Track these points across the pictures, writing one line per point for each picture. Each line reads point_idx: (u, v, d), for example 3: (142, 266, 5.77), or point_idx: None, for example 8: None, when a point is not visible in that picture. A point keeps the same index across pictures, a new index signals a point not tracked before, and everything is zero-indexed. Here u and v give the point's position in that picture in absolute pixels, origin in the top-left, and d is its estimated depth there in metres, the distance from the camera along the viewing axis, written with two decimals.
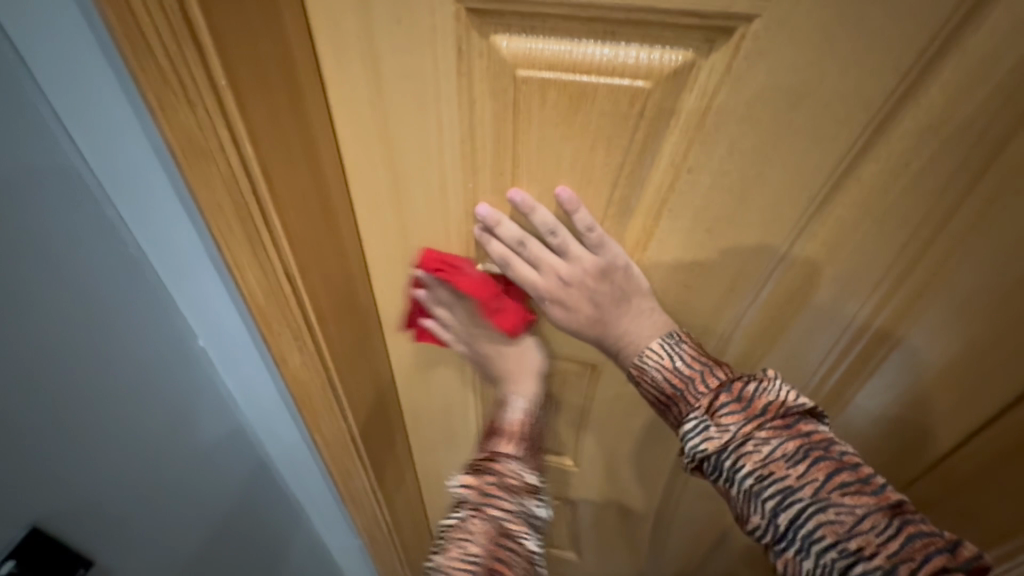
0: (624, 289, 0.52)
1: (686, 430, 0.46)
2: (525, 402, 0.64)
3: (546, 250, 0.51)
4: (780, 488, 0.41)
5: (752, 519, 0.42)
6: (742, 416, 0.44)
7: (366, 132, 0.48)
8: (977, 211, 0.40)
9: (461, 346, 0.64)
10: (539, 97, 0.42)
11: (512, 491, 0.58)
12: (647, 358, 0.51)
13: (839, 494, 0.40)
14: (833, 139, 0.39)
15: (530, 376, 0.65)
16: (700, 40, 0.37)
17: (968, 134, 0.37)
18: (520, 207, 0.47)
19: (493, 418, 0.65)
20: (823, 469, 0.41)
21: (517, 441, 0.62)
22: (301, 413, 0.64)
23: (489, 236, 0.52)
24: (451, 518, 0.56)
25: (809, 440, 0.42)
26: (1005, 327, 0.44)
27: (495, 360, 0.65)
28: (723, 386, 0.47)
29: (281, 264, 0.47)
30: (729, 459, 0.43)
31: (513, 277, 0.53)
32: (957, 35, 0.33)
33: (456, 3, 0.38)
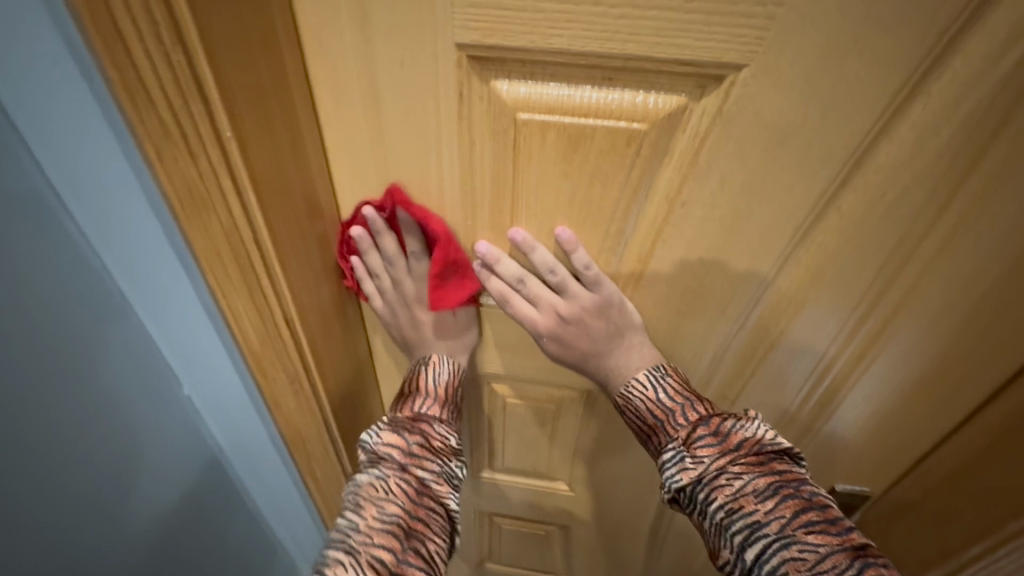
0: (617, 325, 0.54)
1: (665, 460, 0.48)
2: (448, 362, 0.60)
3: (545, 287, 0.53)
4: (748, 522, 0.43)
5: (722, 554, 0.44)
6: (717, 449, 0.46)
7: (363, 173, 0.48)
8: (941, 236, 0.43)
9: (384, 301, 0.57)
10: (539, 138, 0.43)
11: (437, 452, 0.54)
12: (633, 389, 0.53)
13: (803, 532, 0.42)
14: (815, 174, 0.42)
15: (457, 343, 0.61)
16: (692, 85, 0.39)
17: (933, 168, 0.40)
18: (521, 245, 0.49)
19: (408, 377, 0.60)
20: (789, 507, 0.43)
21: (442, 404, 0.58)
22: (294, 456, 0.62)
23: (489, 273, 0.53)
24: (366, 477, 0.50)
25: (780, 478, 0.44)
26: (970, 337, 0.48)
27: (422, 330, 0.59)
28: (701, 420, 0.49)
29: (280, 310, 0.47)
30: (703, 491, 0.45)
31: (512, 314, 0.54)
32: (923, 82, 0.36)
33: (458, 50, 0.39)
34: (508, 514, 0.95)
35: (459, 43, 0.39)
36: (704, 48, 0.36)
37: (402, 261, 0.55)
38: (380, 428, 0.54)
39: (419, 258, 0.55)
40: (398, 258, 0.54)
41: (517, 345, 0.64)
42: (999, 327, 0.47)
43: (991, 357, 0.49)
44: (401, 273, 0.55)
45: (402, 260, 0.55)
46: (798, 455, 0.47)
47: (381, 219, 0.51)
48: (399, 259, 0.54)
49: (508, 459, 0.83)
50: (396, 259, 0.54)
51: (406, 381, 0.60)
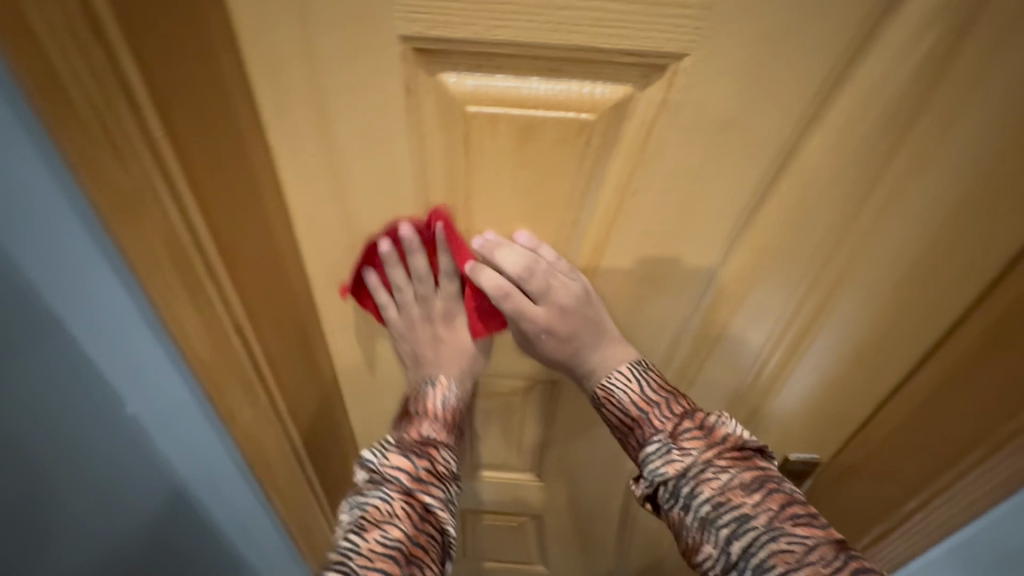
0: (600, 320, 0.55)
1: (648, 453, 0.50)
2: (456, 384, 0.62)
3: (546, 281, 0.51)
4: (736, 515, 0.45)
5: (704, 549, 0.46)
6: (703, 443, 0.49)
7: (311, 172, 0.47)
8: (871, 214, 0.46)
9: (400, 314, 0.58)
10: (490, 131, 0.43)
11: (442, 478, 0.55)
12: (615, 381, 0.54)
13: (790, 524, 0.44)
14: (755, 159, 0.44)
15: (468, 363, 0.62)
16: (637, 75, 0.40)
17: (861, 150, 0.43)
18: (487, 250, 0.49)
19: (411, 395, 0.62)
20: (775, 500, 0.46)
21: (448, 430, 0.60)
22: (254, 471, 0.60)
23: (483, 268, 0.51)
24: (372, 498, 0.51)
25: (763, 474, 0.47)
26: (900, 307, 0.52)
27: (433, 347, 0.61)
28: (686, 413, 0.51)
29: (229, 317, 0.45)
30: (688, 485, 0.47)
31: (507, 308, 0.53)
32: (848, 69, 0.39)
33: (402, 43, 0.39)
34: (479, 509, 0.95)
35: (403, 35, 0.38)
36: (645, 38, 0.37)
37: (431, 293, 0.58)
38: (387, 450, 0.55)
39: (449, 280, 0.56)
40: (424, 279, 0.56)
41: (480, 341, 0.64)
42: (926, 295, 0.51)
43: (920, 324, 0.53)
44: (425, 288, 0.57)
45: (427, 281, 0.56)
46: (772, 452, 0.51)
47: (416, 240, 0.51)
48: (428, 275, 0.55)
49: (478, 454, 0.82)
50: (423, 278, 0.55)
51: (409, 399, 0.61)
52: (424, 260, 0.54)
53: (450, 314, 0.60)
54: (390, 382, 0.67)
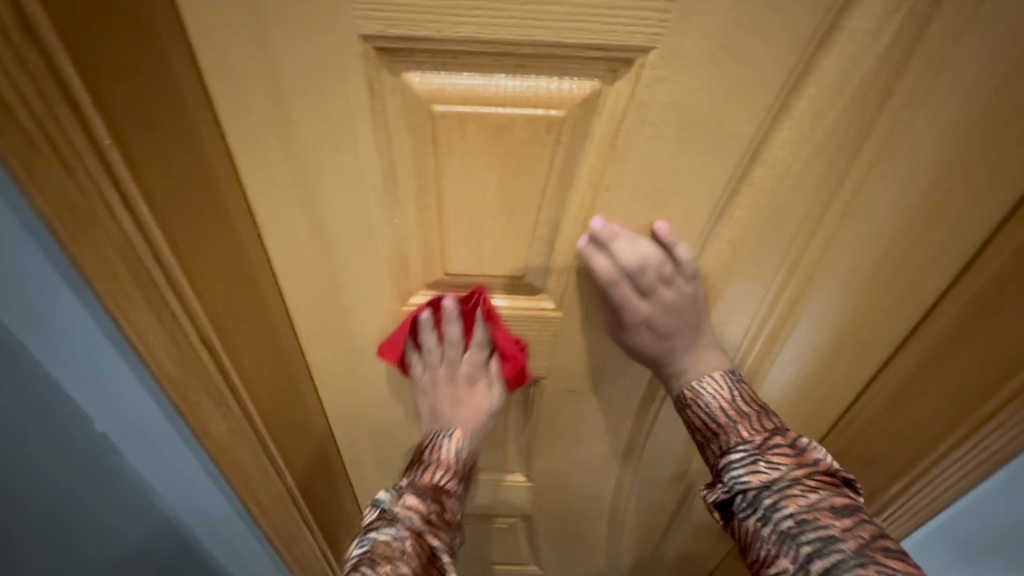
0: (699, 322, 0.55)
1: (732, 460, 0.52)
2: (469, 440, 0.62)
3: (656, 278, 0.51)
4: (821, 535, 0.46)
5: (779, 562, 0.47)
6: (792, 461, 0.51)
7: (277, 178, 0.45)
8: (843, 204, 0.46)
9: (428, 372, 0.62)
10: (458, 130, 0.42)
11: (447, 527, 0.57)
12: (706, 385, 0.56)
13: (883, 555, 0.44)
14: (727, 152, 0.43)
15: (482, 422, 0.63)
16: (604, 69, 0.39)
17: (831, 140, 0.42)
18: (602, 236, 0.48)
19: (424, 442, 0.62)
20: (866, 530, 0.46)
21: (459, 479, 0.61)
22: (233, 486, 0.58)
23: (599, 252, 0.49)
24: (384, 533, 0.52)
25: (853, 503, 0.49)
26: (875, 294, 0.52)
27: (451, 406, 0.62)
28: (778, 431, 0.54)
29: (194, 329, 0.44)
30: (770, 497, 0.49)
31: (615, 294, 0.51)
32: (814, 59, 0.38)
33: (363, 42, 0.38)
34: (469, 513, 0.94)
35: (363, 34, 0.37)
36: (610, 32, 0.37)
37: (459, 356, 0.62)
38: (400, 490, 0.57)
39: (478, 346, 0.61)
40: (455, 343, 0.60)
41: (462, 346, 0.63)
42: (900, 282, 0.51)
43: (896, 311, 0.53)
44: (452, 353, 0.61)
45: (457, 346, 0.60)
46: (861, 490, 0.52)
47: (456, 311, 0.56)
48: (457, 341, 0.60)
49: None
50: (454, 341, 0.60)
51: (420, 448, 0.62)
52: (457, 329, 0.58)
53: (476, 377, 0.63)
54: (369, 391, 0.65)
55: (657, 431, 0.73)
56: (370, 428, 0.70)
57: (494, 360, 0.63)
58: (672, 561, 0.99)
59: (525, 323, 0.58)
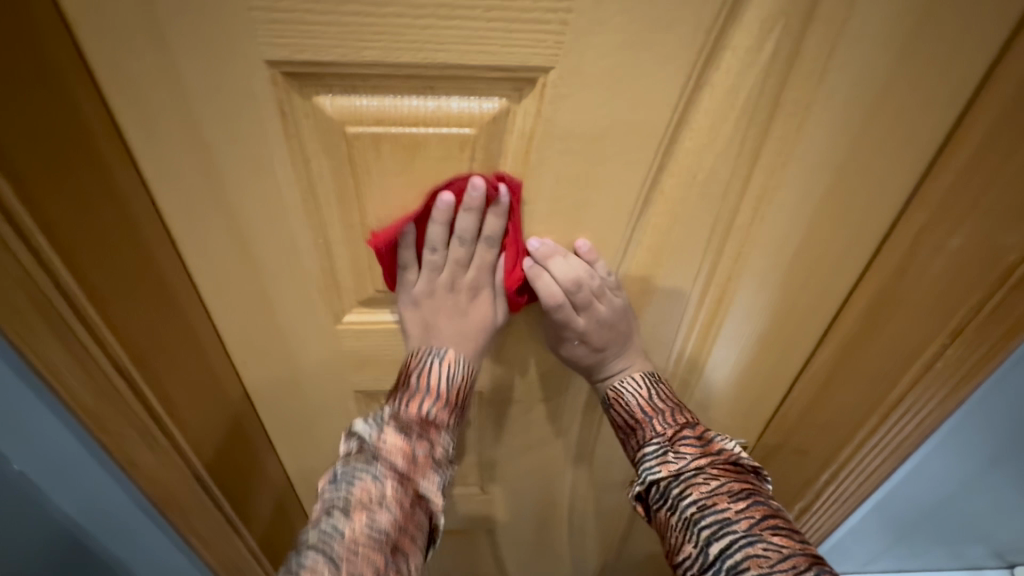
0: (628, 331, 0.56)
1: (645, 453, 0.54)
2: (465, 361, 0.54)
3: (593, 294, 0.52)
4: (718, 519, 0.48)
5: (684, 549, 0.49)
6: (699, 450, 0.53)
7: (194, 203, 0.45)
8: (749, 208, 0.49)
9: (426, 277, 0.51)
10: (373, 151, 0.43)
11: (437, 464, 0.51)
12: (627, 384, 0.57)
13: (770, 533, 0.47)
14: (635, 164, 0.45)
15: (483, 339, 0.54)
16: (510, 88, 0.41)
17: (730, 150, 0.45)
18: (538, 254, 0.49)
19: (410, 359, 0.54)
20: (758, 510, 0.49)
21: (452, 409, 0.53)
22: (168, 517, 0.56)
23: (541, 272, 0.50)
24: (362, 477, 0.48)
25: (750, 486, 0.51)
26: (791, 291, 0.55)
27: (446, 320, 0.53)
28: (689, 423, 0.55)
29: (106, 358, 0.43)
30: (678, 486, 0.51)
31: (556, 315, 0.52)
32: (703, 76, 0.41)
33: (270, 67, 0.38)
34: None
35: (268, 60, 0.38)
36: (510, 53, 0.38)
37: (466, 258, 0.50)
38: (382, 424, 0.51)
39: (489, 246, 0.49)
40: (464, 239, 0.48)
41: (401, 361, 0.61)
42: (812, 279, 0.54)
43: (811, 307, 0.56)
44: (459, 254, 0.50)
45: (467, 246, 0.49)
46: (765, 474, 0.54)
47: (479, 204, 0.45)
48: (468, 240, 0.48)
49: None
50: (465, 239, 0.48)
51: (406, 366, 0.54)
52: (471, 224, 0.47)
53: (480, 284, 0.52)
54: (313, 411, 0.64)
55: (605, 434, 0.75)
56: (316, 448, 0.69)
57: (504, 261, 0.51)
58: (636, 563, 1.00)
59: None
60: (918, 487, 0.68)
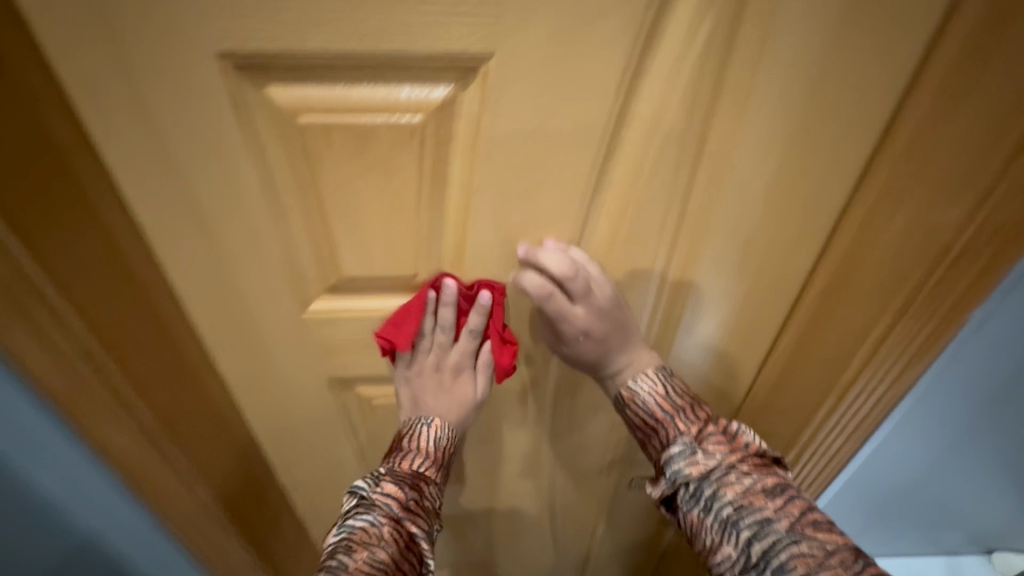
0: (625, 321, 0.56)
1: (673, 454, 0.52)
2: (450, 428, 0.59)
3: (584, 285, 0.52)
4: (758, 518, 0.47)
5: (723, 550, 0.48)
6: (727, 447, 0.51)
7: (157, 193, 0.47)
8: (700, 192, 0.50)
9: (416, 360, 0.59)
10: (326, 142, 0.44)
11: (428, 516, 0.53)
12: (640, 382, 0.56)
13: (811, 529, 0.46)
14: (582, 150, 0.46)
15: (464, 414, 0.60)
16: (455, 78, 0.42)
17: (674, 134, 0.46)
18: (527, 257, 0.51)
19: (403, 430, 0.59)
20: (796, 506, 0.48)
21: (438, 467, 0.57)
22: (144, 498, 0.58)
23: (529, 272, 0.52)
24: (361, 520, 0.49)
25: (783, 480, 0.50)
26: (750, 276, 0.56)
27: (432, 395, 0.59)
28: (710, 419, 0.54)
29: (73, 341, 0.45)
30: (711, 486, 0.49)
31: (549, 309, 0.52)
32: (641, 61, 0.42)
33: (219, 59, 0.40)
34: None
35: (219, 52, 0.39)
36: (451, 41, 0.40)
37: (449, 342, 0.58)
38: (378, 478, 0.53)
39: (472, 336, 0.57)
40: (446, 328, 0.57)
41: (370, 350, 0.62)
42: (770, 264, 0.55)
43: (771, 293, 0.57)
44: (444, 340, 0.58)
45: (448, 332, 0.57)
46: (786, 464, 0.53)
47: (456, 297, 0.54)
48: (449, 327, 0.57)
49: None
50: (447, 327, 0.57)
51: (400, 435, 0.59)
52: (452, 315, 0.56)
53: (463, 366, 0.59)
54: (289, 399, 0.66)
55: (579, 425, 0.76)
56: (294, 435, 0.70)
57: (486, 344, 0.59)
58: (621, 551, 1.01)
59: None
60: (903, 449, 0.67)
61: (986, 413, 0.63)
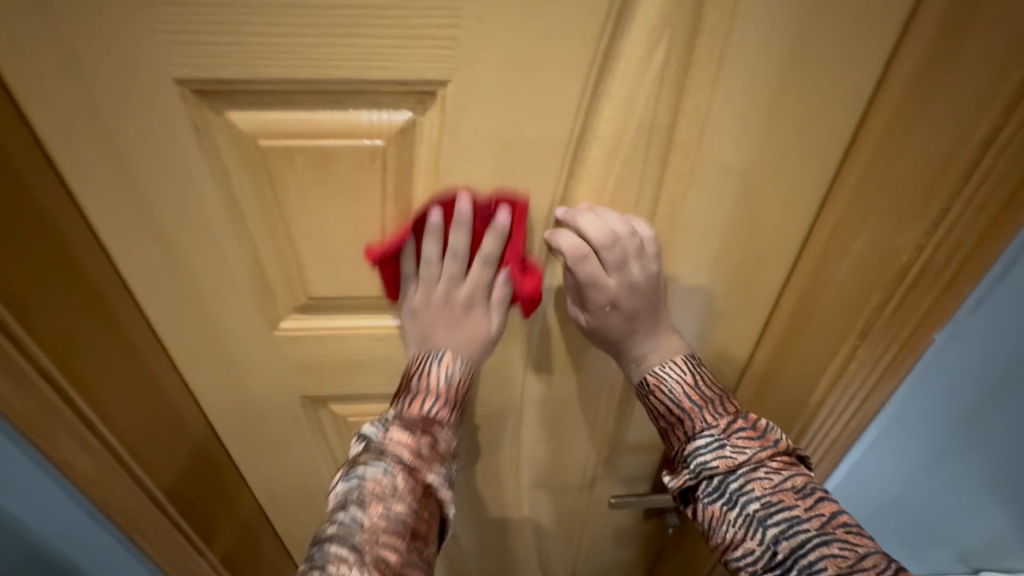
0: (659, 303, 0.53)
1: (698, 446, 0.51)
2: (462, 363, 0.53)
3: (627, 254, 0.48)
4: (787, 517, 0.45)
5: (746, 545, 0.47)
6: (757, 443, 0.50)
7: (121, 215, 0.47)
8: (666, 214, 0.50)
9: (422, 290, 0.53)
10: (288, 163, 0.45)
11: (443, 458, 0.51)
12: (668, 369, 0.53)
13: (842, 531, 0.44)
14: (544, 171, 0.46)
15: (479, 350, 0.54)
16: (414, 101, 0.43)
17: (636, 156, 0.46)
18: (565, 218, 0.47)
19: (412, 364, 0.54)
20: (826, 507, 0.46)
21: (452, 407, 0.53)
22: (111, 517, 0.58)
23: (568, 231, 0.48)
24: (372, 470, 0.47)
25: (812, 479, 0.48)
26: (721, 295, 0.55)
27: (440, 333, 0.53)
28: (740, 413, 0.52)
29: (31, 362, 0.46)
30: (738, 481, 0.48)
31: (582, 273, 0.48)
32: (598, 85, 0.42)
33: (179, 85, 0.40)
34: None
35: (176, 77, 0.40)
36: (408, 67, 0.40)
37: (460, 272, 0.52)
38: (387, 423, 0.51)
39: (486, 263, 0.50)
40: (457, 254, 0.50)
41: (341, 368, 0.62)
42: (741, 283, 0.54)
43: (743, 311, 0.56)
44: (454, 269, 0.51)
45: (460, 260, 0.51)
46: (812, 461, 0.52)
47: (470, 217, 0.47)
48: (461, 254, 0.50)
49: None
50: (458, 253, 0.50)
51: (408, 373, 0.54)
52: (465, 241, 0.49)
53: (475, 300, 0.53)
54: (261, 417, 0.66)
55: (557, 445, 0.74)
56: (268, 453, 0.70)
57: (503, 276, 0.51)
58: (606, 569, 1.00)
59: (396, 340, 0.59)
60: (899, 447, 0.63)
61: (970, 420, 0.61)
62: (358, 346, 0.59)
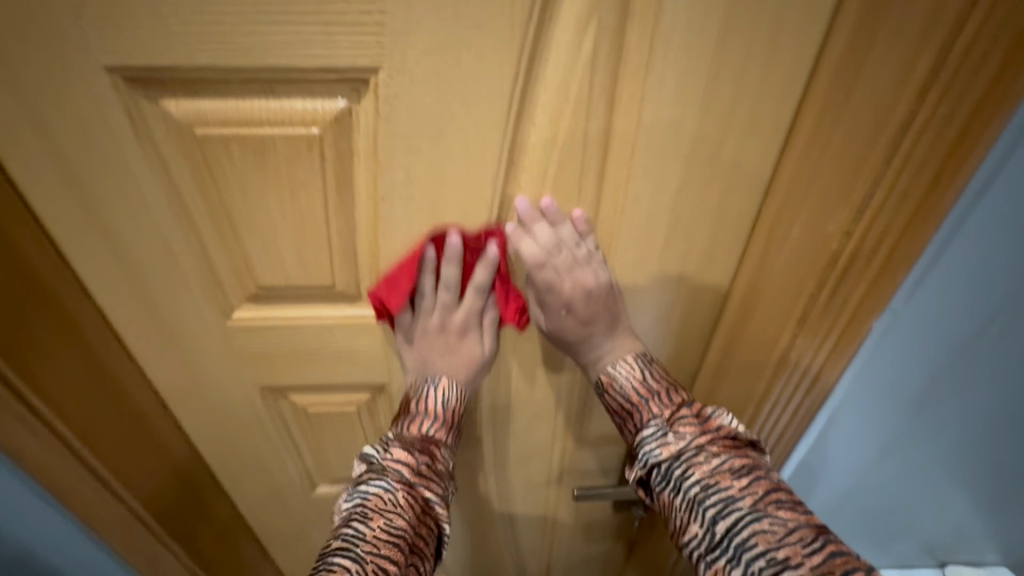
0: (615, 310, 0.55)
1: (645, 437, 0.51)
2: (458, 388, 0.57)
3: (574, 262, 0.51)
4: (723, 497, 0.46)
5: (691, 530, 0.47)
6: (698, 429, 0.50)
7: (62, 205, 0.47)
8: (609, 202, 0.50)
9: (420, 322, 0.57)
10: (226, 152, 0.45)
11: (443, 478, 0.54)
12: (619, 368, 0.55)
13: (773, 508, 0.45)
14: (483, 159, 0.46)
15: (474, 372, 0.58)
16: (347, 89, 0.43)
17: (574, 143, 0.46)
18: (525, 216, 0.48)
19: (410, 391, 0.58)
20: (761, 486, 0.46)
21: (449, 429, 0.57)
22: (66, 503, 0.59)
23: (523, 235, 0.49)
24: (374, 488, 0.50)
25: (752, 461, 0.48)
26: (671, 284, 0.55)
27: (438, 359, 0.57)
28: (684, 403, 0.53)
29: None
30: (680, 467, 0.48)
31: (539, 279, 0.51)
32: (531, 72, 0.42)
33: (110, 73, 0.40)
34: None
35: (106, 67, 0.40)
36: (336, 55, 0.40)
37: (454, 301, 0.56)
38: (387, 444, 0.54)
39: (477, 292, 0.54)
40: (450, 286, 0.54)
41: (297, 358, 0.62)
42: (690, 272, 0.54)
43: (695, 300, 0.56)
44: (448, 301, 0.55)
45: (453, 291, 0.55)
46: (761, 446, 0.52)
47: (461, 250, 0.51)
48: (452, 287, 0.54)
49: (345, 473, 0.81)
50: (450, 285, 0.54)
51: (407, 398, 0.58)
52: (456, 275, 0.53)
53: (469, 326, 0.57)
54: (221, 407, 0.66)
55: (519, 438, 0.74)
56: (231, 443, 0.70)
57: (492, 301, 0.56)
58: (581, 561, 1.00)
59: (349, 331, 0.59)
60: (859, 423, 0.62)
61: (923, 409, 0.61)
62: (312, 336, 0.60)
